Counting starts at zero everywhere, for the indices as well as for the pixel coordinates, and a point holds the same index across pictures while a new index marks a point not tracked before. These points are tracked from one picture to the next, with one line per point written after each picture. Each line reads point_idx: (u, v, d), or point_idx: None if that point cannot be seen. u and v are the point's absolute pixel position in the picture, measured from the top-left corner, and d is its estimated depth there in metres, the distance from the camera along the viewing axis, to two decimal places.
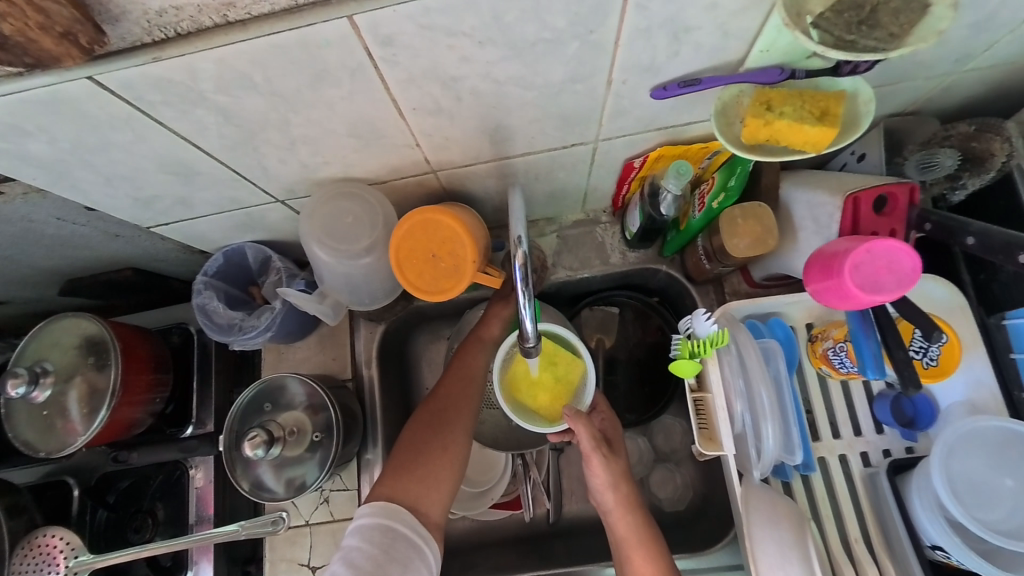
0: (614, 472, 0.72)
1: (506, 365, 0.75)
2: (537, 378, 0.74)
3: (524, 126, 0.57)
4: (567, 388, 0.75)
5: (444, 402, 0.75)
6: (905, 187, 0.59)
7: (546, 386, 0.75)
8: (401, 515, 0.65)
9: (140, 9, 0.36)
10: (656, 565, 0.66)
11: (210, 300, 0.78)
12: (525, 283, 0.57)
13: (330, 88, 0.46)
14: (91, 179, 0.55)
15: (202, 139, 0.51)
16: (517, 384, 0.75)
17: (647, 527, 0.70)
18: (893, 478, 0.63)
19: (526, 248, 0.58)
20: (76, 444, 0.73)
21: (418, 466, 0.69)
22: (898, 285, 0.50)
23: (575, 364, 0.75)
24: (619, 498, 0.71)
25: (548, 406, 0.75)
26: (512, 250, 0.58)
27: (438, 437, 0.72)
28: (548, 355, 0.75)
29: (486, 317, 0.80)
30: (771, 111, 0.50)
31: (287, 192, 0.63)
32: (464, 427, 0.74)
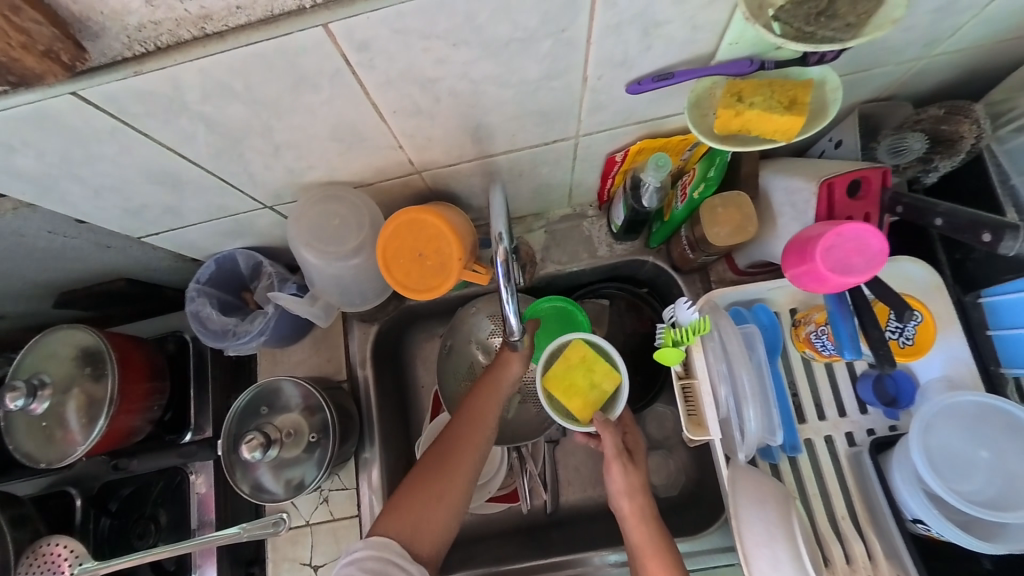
0: (634, 483, 0.72)
1: (548, 366, 0.78)
2: (574, 384, 0.76)
3: (504, 124, 0.58)
4: (600, 396, 0.77)
5: (452, 435, 0.75)
6: (879, 170, 0.60)
7: (580, 392, 0.77)
8: (399, 551, 0.66)
9: (119, 24, 0.37)
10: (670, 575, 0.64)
11: (203, 306, 0.79)
12: (508, 278, 0.59)
13: (310, 94, 0.47)
14: (80, 191, 0.56)
15: (187, 148, 0.52)
16: (552, 385, 0.77)
17: (659, 535, 0.68)
18: (875, 457, 0.66)
19: (508, 244, 0.59)
20: (77, 454, 0.75)
21: (411, 506, 0.70)
22: (869, 266, 0.51)
23: (612, 376, 0.76)
24: (634, 505, 0.72)
25: (580, 411, 0.76)
26: (493, 246, 0.59)
27: (442, 474, 0.72)
28: (587, 362, 0.77)
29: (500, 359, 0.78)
30: (742, 102, 0.51)
31: (274, 197, 0.64)
32: (468, 470, 0.73)
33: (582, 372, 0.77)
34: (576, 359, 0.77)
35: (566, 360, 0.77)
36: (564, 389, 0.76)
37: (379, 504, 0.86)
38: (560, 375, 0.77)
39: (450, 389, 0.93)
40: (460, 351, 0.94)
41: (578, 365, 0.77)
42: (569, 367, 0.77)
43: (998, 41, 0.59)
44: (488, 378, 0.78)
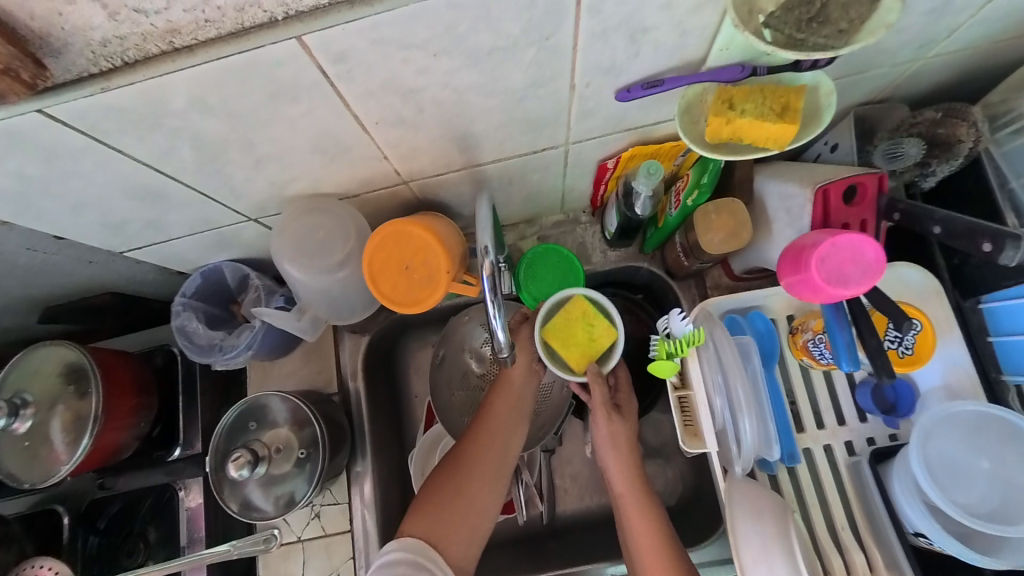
0: (618, 445, 0.74)
1: (547, 317, 0.75)
2: (573, 336, 0.73)
3: (491, 132, 0.56)
4: (598, 350, 0.74)
5: (479, 431, 0.76)
6: (875, 176, 0.58)
7: (578, 345, 0.74)
8: (426, 552, 0.66)
9: (83, 40, 0.36)
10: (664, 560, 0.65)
11: (189, 321, 0.77)
12: (494, 292, 0.58)
13: (288, 106, 0.45)
14: (57, 208, 0.55)
15: (164, 164, 0.50)
16: (551, 337, 0.74)
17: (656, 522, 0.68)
18: (875, 467, 0.65)
19: (494, 258, 0.58)
20: (61, 473, 0.73)
21: (435, 504, 0.71)
22: (864, 276, 0.50)
23: (612, 333, 0.73)
24: (631, 490, 0.72)
25: (576, 362, 0.74)
26: (479, 259, 0.58)
27: (465, 473, 0.73)
28: (588, 316, 0.73)
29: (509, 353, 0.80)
30: (733, 109, 0.50)
31: (258, 210, 0.63)
32: (490, 469, 0.74)
33: (583, 326, 0.74)
34: (577, 312, 0.74)
35: (567, 314, 0.74)
36: (562, 342, 0.74)
37: (372, 518, 0.84)
38: (559, 327, 0.74)
39: (443, 399, 0.91)
40: (454, 360, 0.93)
41: (578, 318, 0.73)
42: (569, 319, 0.74)
43: (994, 41, 0.57)
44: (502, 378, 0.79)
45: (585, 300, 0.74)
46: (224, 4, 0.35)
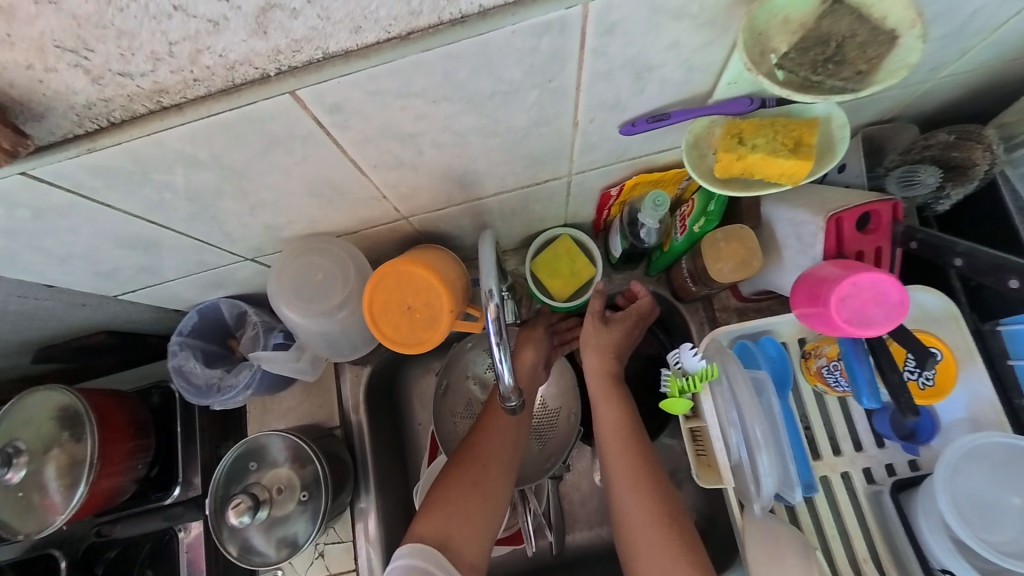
0: (623, 421, 0.72)
1: (540, 248, 0.77)
2: (556, 268, 0.75)
3: (491, 169, 0.55)
4: (579, 284, 0.76)
5: (486, 426, 0.75)
6: (889, 204, 0.56)
7: (561, 277, 0.75)
8: (435, 557, 0.63)
9: (66, 103, 0.34)
10: (672, 539, 0.62)
11: (186, 360, 0.76)
12: (500, 337, 0.56)
13: (282, 155, 0.43)
14: (44, 260, 0.53)
15: (157, 215, 0.48)
16: (537, 269, 0.76)
17: (668, 502, 0.66)
18: (896, 497, 0.62)
19: (499, 300, 0.56)
20: (57, 523, 0.71)
21: (447, 499, 0.69)
22: (888, 317, 0.48)
23: (592, 270, 0.75)
24: (646, 525, 0.64)
25: (559, 292, 0.76)
26: (484, 302, 0.56)
27: (477, 467, 0.72)
28: (572, 251, 0.75)
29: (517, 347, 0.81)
30: (743, 144, 0.47)
31: (255, 251, 0.61)
32: (501, 463, 0.73)
33: (566, 260, 0.75)
34: (562, 248, 0.75)
35: (553, 249, 0.75)
36: (545, 273, 0.76)
37: (378, 557, 0.82)
38: (545, 261, 0.76)
39: (446, 430, 0.90)
40: (457, 388, 0.91)
41: (563, 253, 0.75)
42: (555, 254, 0.75)
43: (1005, 62, 0.56)
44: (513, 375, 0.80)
45: (571, 238, 0.76)
46: (213, 64, 0.33)
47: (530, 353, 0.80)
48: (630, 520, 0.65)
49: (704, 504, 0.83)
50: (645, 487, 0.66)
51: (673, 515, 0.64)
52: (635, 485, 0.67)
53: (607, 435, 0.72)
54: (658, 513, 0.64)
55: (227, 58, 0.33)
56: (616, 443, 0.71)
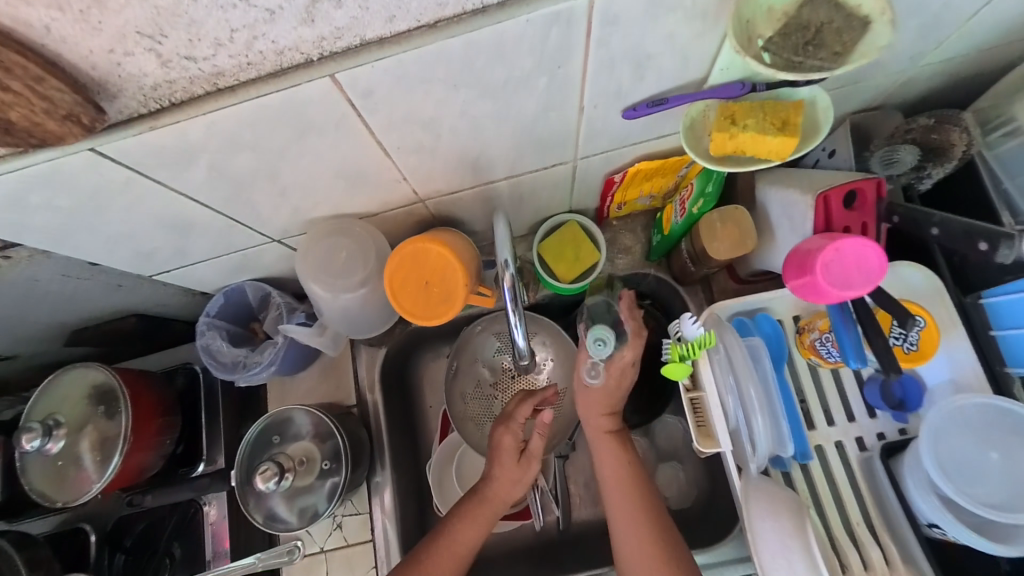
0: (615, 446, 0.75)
1: (549, 234, 0.82)
2: (561, 253, 0.80)
3: (502, 154, 0.60)
4: (581, 270, 0.80)
5: (466, 503, 0.80)
6: (873, 182, 0.61)
7: (565, 261, 0.80)
8: None
9: (135, 85, 0.38)
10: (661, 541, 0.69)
11: (213, 340, 0.80)
12: (515, 303, 0.60)
13: (315, 138, 0.48)
14: (93, 240, 0.57)
15: (200, 194, 0.53)
16: (542, 252, 0.81)
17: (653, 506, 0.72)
18: (886, 461, 0.67)
19: (514, 270, 0.61)
20: (92, 492, 0.76)
21: (430, 545, 0.77)
22: (868, 281, 0.51)
23: (595, 257, 0.79)
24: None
25: (561, 276, 0.81)
26: (500, 272, 0.60)
27: (449, 528, 0.78)
28: (577, 238, 0.80)
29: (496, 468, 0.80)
30: (736, 124, 0.51)
31: (282, 233, 0.66)
32: (471, 540, 0.78)
33: (571, 246, 0.80)
34: (568, 235, 0.80)
35: (560, 235, 0.80)
36: (551, 257, 0.80)
37: (393, 529, 0.86)
38: (550, 245, 0.81)
39: (458, 410, 0.93)
40: (468, 370, 0.95)
41: (569, 239, 0.80)
42: (561, 239, 0.80)
43: (980, 51, 0.61)
44: (490, 490, 0.80)
45: (578, 225, 0.80)
46: (266, 49, 0.38)
47: (514, 472, 0.80)
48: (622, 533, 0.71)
49: (705, 479, 0.87)
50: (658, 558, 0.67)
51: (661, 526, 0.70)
52: (648, 555, 0.68)
53: (601, 453, 0.75)
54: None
55: (278, 45, 0.38)
56: (611, 466, 0.74)
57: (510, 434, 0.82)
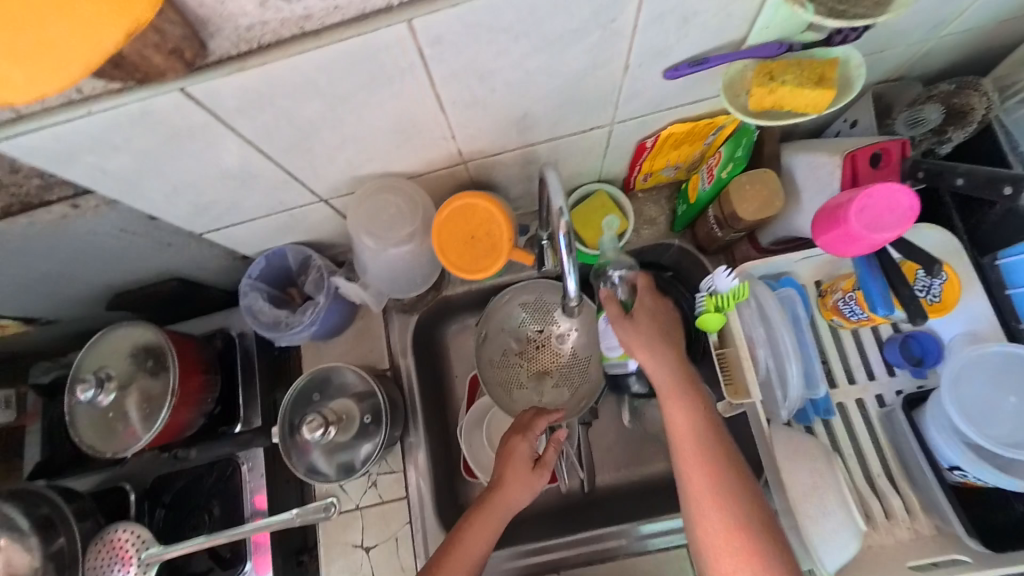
0: (675, 375, 0.67)
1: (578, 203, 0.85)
2: (590, 220, 0.83)
3: (546, 114, 0.63)
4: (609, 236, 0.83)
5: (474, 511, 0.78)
6: (897, 142, 0.64)
7: (593, 228, 0.83)
8: None
9: (232, 25, 0.41)
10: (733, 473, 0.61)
11: (256, 300, 0.83)
12: (570, 251, 0.59)
13: (382, 88, 0.51)
14: (159, 189, 0.60)
15: (266, 144, 0.56)
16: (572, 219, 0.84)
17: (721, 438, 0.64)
18: (908, 413, 0.70)
19: (568, 219, 0.58)
20: (140, 444, 0.78)
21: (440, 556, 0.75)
22: (899, 223, 0.54)
23: (623, 224, 0.82)
24: (743, 558, 0.58)
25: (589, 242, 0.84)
26: (553, 222, 0.58)
27: (457, 538, 0.76)
28: (605, 207, 0.83)
29: (510, 471, 0.80)
30: (774, 80, 0.56)
31: (332, 190, 0.69)
32: (478, 550, 0.75)
33: (599, 213, 0.83)
34: (597, 204, 0.83)
35: (589, 204, 0.83)
36: (580, 224, 0.83)
37: (427, 486, 0.89)
38: (580, 213, 0.83)
39: (488, 375, 0.96)
40: (495, 338, 0.98)
41: (597, 207, 0.83)
42: (589, 207, 0.83)
43: (998, 22, 0.64)
44: (499, 495, 0.78)
45: (606, 193, 0.84)
46: None
47: (529, 479, 0.79)
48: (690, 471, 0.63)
49: None
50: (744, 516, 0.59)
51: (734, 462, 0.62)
52: (725, 496, 0.60)
53: (660, 384, 0.67)
54: (760, 546, 0.58)
55: None
56: (675, 398, 0.66)
57: (525, 442, 0.82)
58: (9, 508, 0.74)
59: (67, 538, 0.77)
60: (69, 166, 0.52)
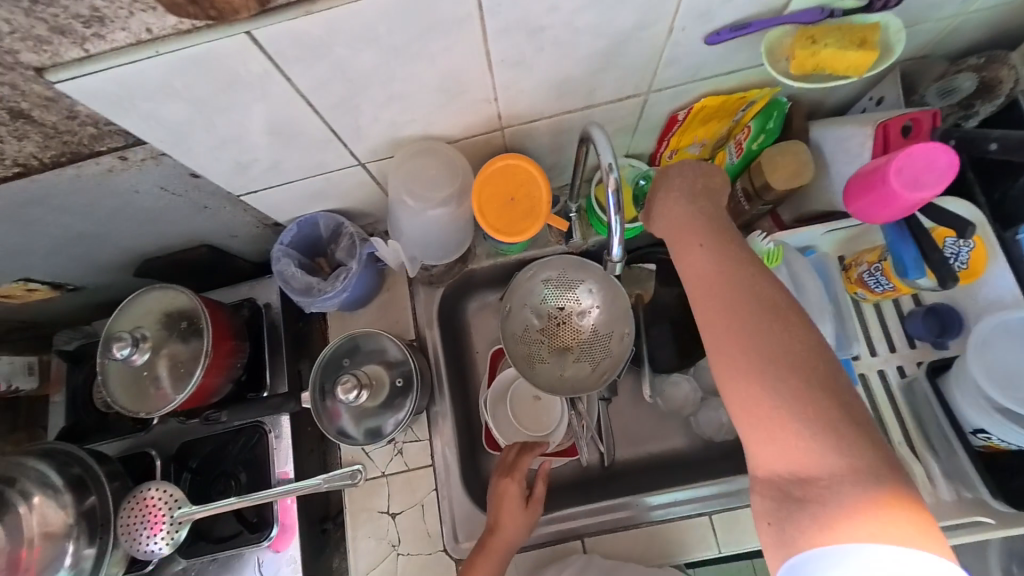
0: (699, 235, 0.57)
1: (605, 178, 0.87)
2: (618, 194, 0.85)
3: (586, 78, 0.64)
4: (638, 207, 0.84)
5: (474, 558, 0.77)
6: (929, 113, 0.66)
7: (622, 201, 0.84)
8: None
9: None
10: (769, 332, 0.48)
11: (287, 266, 0.84)
12: (619, 206, 0.58)
13: (436, 41, 0.52)
14: (206, 143, 0.61)
15: (316, 97, 0.57)
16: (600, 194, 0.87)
17: (759, 296, 0.51)
18: (933, 381, 0.70)
19: (616, 176, 0.57)
20: (171, 405, 0.79)
21: None
22: (939, 181, 0.55)
23: None
24: (768, 403, 0.47)
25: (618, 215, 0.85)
26: (603, 178, 0.57)
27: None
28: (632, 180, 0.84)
29: (503, 512, 0.80)
30: (817, 43, 0.58)
31: (371, 153, 0.70)
32: None
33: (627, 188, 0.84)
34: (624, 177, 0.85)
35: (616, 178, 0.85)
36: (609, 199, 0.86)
37: (452, 455, 0.90)
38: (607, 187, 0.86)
39: (515, 350, 0.95)
40: (517, 314, 0.97)
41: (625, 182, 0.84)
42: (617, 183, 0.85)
43: None
44: (495, 538, 0.78)
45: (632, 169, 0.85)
46: None
47: (522, 516, 0.80)
48: (714, 331, 0.52)
49: None
50: (782, 379, 0.46)
51: (774, 320, 0.49)
52: (756, 356, 0.48)
53: (680, 243, 0.58)
54: (797, 408, 0.45)
55: None
56: (695, 256, 0.56)
57: (514, 483, 0.82)
58: (43, 465, 0.75)
59: (98, 498, 0.77)
60: (126, 113, 0.53)
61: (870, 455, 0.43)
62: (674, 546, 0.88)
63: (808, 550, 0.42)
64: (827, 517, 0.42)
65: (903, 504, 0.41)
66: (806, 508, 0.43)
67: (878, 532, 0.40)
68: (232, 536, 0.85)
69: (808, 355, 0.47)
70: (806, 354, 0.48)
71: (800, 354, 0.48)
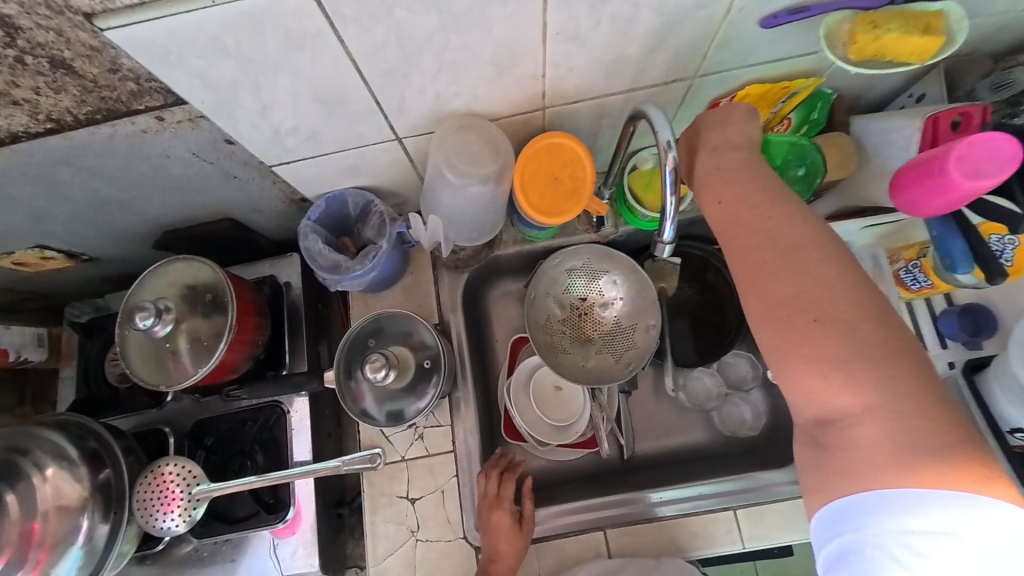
0: (735, 182, 0.54)
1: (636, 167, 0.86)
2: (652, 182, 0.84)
3: (637, 59, 0.63)
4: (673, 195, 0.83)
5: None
6: (979, 108, 0.65)
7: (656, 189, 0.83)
8: None
9: None
10: (802, 279, 0.47)
11: (313, 242, 0.82)
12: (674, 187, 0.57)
13: (497, 8, 0.51)
14: (249, 108, 0.59)
15: (366, 63, 0.55)
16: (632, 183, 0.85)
17: (795, 242, 0.49)
18: (970, 378, 0.71)
19: (675, 153, 0.57)
20: (192, 380, 0.77)
21: None
22: (1000, 169, 0.54)
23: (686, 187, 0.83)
24: (796, 360, 0.45)
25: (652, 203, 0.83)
26: (661, 156, 0.57)
27: None
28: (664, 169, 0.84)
29: (499, 539, 0.79)
30: (878, 28, 0.57)
31: (411, 129, 0.69)
32: None
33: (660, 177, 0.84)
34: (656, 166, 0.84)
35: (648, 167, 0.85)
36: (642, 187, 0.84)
37: (474, 440, 0.89)
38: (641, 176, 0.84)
39: (541, 339, 0.94)
40: (540, 303, 0.95)
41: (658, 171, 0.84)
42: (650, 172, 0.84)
43: None
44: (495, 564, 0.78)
45: None
46: None
47: (514, 534, 0.80)
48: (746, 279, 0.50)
49: None
50: (814, 329, 0.45)
51: (809, 269, 0.47)
52: (784, 305, 0.47)
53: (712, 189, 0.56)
54: (828, 357, 0.44)
55: None
56: (729, 201, 0.54)
57: (505, 513, 0.81)
58: (58, 436, 0.72)
59: (113, 471, 0.74)
60: (172, 69, 0.51)
61: (901, 406, 0.42)
62: (697, 539, 0.87)
63: (834, 502, 0.44)
64: (850, 466, 0.43)
65: (935, 458, 0.40)
66: (829, 451, 0.45)
67: (907, 481, 0.40)
68: (248, 517, 0.83)
69: (845, 304, 0.45)
70: (839, 304, 0.45)
71: (836, 310, 0.45)
